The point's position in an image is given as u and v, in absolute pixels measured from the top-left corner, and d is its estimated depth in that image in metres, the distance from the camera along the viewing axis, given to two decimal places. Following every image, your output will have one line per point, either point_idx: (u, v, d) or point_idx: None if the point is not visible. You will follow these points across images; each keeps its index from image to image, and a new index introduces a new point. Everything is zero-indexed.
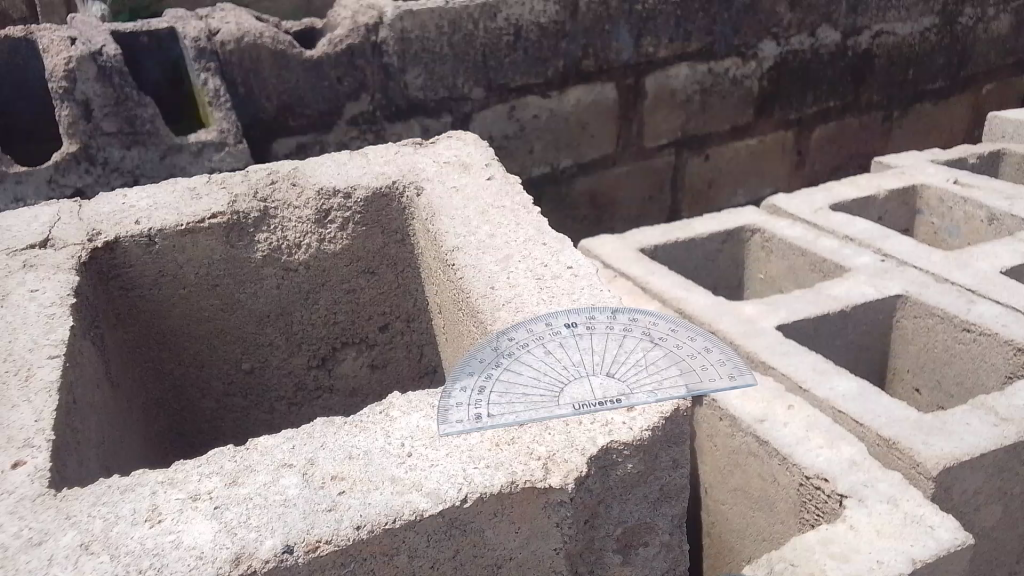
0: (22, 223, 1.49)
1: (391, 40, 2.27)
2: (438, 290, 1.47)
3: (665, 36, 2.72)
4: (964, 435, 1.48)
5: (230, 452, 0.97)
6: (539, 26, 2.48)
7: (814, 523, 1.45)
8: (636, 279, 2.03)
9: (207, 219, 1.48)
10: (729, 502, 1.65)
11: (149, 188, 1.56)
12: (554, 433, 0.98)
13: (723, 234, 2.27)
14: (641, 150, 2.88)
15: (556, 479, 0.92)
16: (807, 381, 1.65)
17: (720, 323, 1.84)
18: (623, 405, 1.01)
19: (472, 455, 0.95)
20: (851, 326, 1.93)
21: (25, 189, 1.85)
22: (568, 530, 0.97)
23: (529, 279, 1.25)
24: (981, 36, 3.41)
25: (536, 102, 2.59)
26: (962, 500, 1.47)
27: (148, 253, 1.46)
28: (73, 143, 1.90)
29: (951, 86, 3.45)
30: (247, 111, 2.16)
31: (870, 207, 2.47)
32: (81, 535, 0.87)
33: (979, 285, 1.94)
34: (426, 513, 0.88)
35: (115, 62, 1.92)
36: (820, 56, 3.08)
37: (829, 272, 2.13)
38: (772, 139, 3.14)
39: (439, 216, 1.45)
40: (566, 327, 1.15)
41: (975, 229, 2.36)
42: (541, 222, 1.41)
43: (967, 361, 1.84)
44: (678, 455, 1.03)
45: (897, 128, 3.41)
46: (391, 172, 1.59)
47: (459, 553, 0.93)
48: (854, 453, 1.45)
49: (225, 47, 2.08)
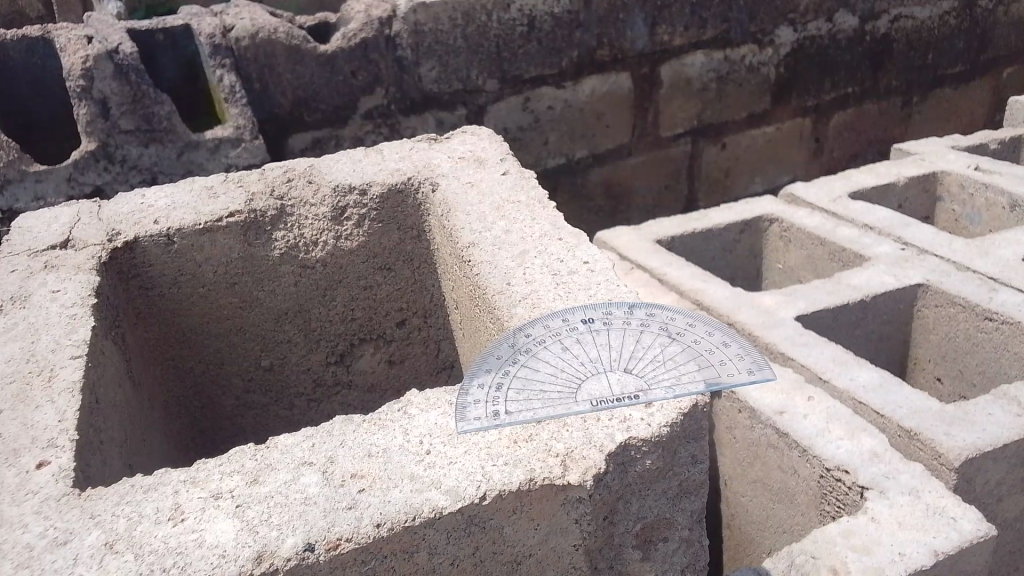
0: (43, 223, 1.50)
1: (404, 32, 2.27)
2: (454, 285, 1.47)
3: (680, 23, 2.70)
4: (986, 425, 1.47)
5: (252, 451, 0.98)
6: (553, 16, 2.47)
7: (834, 515, 1.44)
8: (653, 270, 2.03)
9: (225, 218, 1.49)
10: (749, 494, 1.65)
11: (167, 188, 1.57)
12: (572, 430, 0.97)
13: (741, 224, 2.26)
14: (656, 139, 2.86)
15: (575, 476, 0.92)
16: (827, 371, 1.64)
17: (738, 314, 1.83)
18: (641, 401, 1.00)
19: (490, 452, 0.95)
20: (871, 316, 1.91)
21: (45, 187, 1.87)
22: (588, 527, 0.97)
23: (545, 275, 1.25)
24: (1003, 19, 3.35)
25: (550, 93, 2.58)
26: (985, 491, 1.46)
27: (167, 252, 1.47)
28: (92, 141, 1.92)
29: (971, 70, 3.40)
30: (263, 106, 2.17)
31: (890, 194, 2.44)
32: (105, 535, 0.88)
33: (1001, 273, 1.92)
34: (446, 511, 0.89)
35: (131, 61, 1.94)
36: (838, 41, 3.05)
37: (848, 260, 2.11)
38: (789, 126, 3.12)
39: (455, 212, 1.45)
40: (583, 323, 1.14)
41: (997, 215, 2.33)
42: (556, 217, 1.41)
43: (990, 350, 1.82)
44: (697, 450, 1.02)
45: (917, 114, 3.37)
46: (406, 168, 1.59)
47: (478, 549, 0.93)
48: (874, 443, 1.44)
49: (240, 43, 2.09)
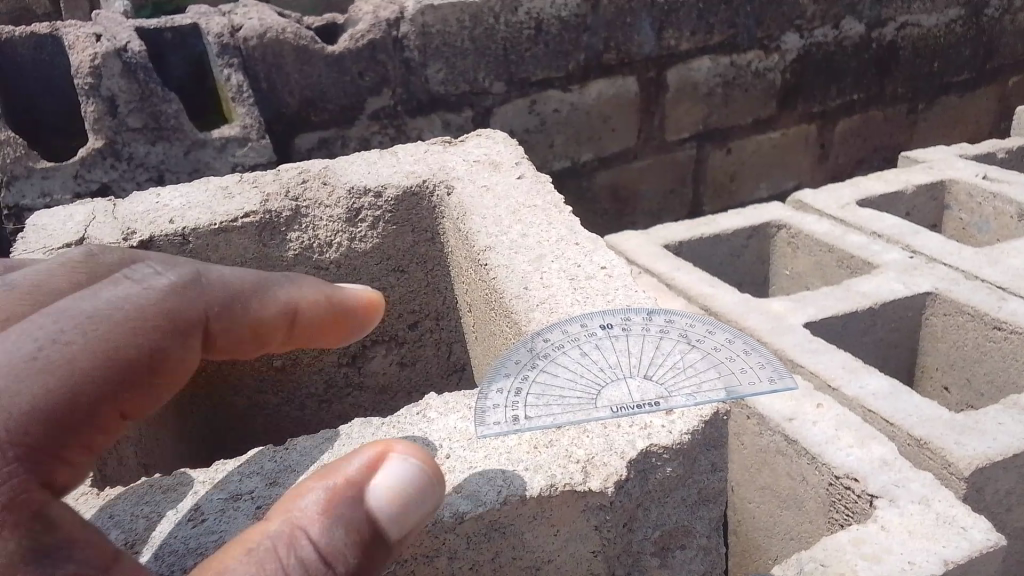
0: (57, 222, 1.50)
1: (411, 34, 2.26)
2: (469, 289, 1.48)
3: (687, 28, 2.69)
4: (997, 435, 1.46)
5: (271, 452, 0.98)
6: (560, 19, 2.46)
7: (843, 523, 1.44)
8: (661, 275, 2.03)
9: (240, 218, 1.49)
10: (756, 500, 1.65)
11: (182, 187, 1.58)
12: (592, 437, 0.97)
13: (749, 230, 2.26)
14: (663, 143, 2.87)
15: (596, 483, 0.92)
16: (837, 379, 1.64)
17: (746, 320, 1.83)
18: (662, 408, 0.99)
19: (511, 457, 0.95)
20: (879, 325, 1.92)
21: (52, 184, 1.88)
22: (607, 534, 0.97)
23: (563, 279, 1.25)
24: (1009, 27, 3.34)
25: (557, 96, 2.58)
26: (995, 500, 1.46)
27: (181, 252, 1.47)
28: (99, 139, 1.92)
29: (978, 78, 3.40)
30: (271, 106, 2.17)
31: (898, 202, 2.44)
32: (124, 535, 0.88)
33: (1010, 282, 1.92)
34: (467, 516, 0.89)
35: (140, 59, 1.94)
36: (844, 48, 3.05)
37: (857, 268, 2.11)
38: (795, 132, 3.12)
39: (471, 215, 1.45)
40: (602, 328, 1.14)
41: (1005, 224, 2.33)
42: (572, 221, 1.41)
43: (998, 359, 1.81)
44: (717, 459, 1.02)
45: (923, 121, 3.37)
46: (422, 171, 1.59)
47: (498, 554, 0.94)
48: (885, 452, 1.44)
49: (248, 43, 2.08)
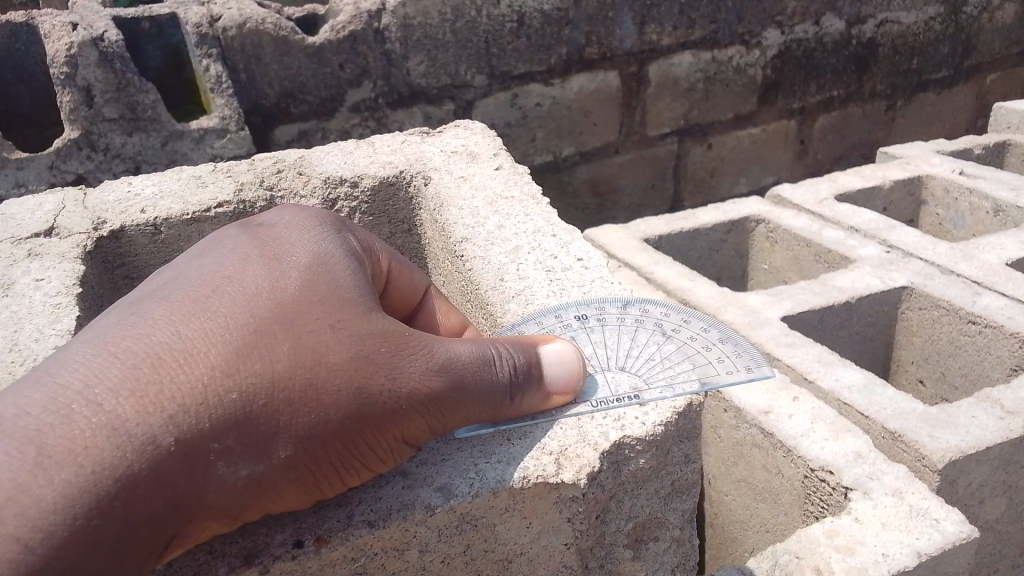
0: (27, 211, 1.48)
1: (393, 26, 2.24)
2: (444, 280, 1.46)
3: (668, 23, 2.69)
4: (970, 428, 1.48)
5: None
6: (542, 13, 2.45)
7: (817, 516, 1.44)
8: (640, 269, 2.02)
9: (214, 208, 1.47)
10: (731, 493, 1.66)
11: (155, 176, 1.55)
12: (566, 428, 0.96)
13: (727, 225, 2.26)
14: (643, 137, 2.86)
15: (569, 475, 0.91)
16: (813, 372, 1.64)
17: (724, 314, 1.83)
18: (636, 401, 0.99)
19: (483, 449, 0.94)
20: (855, 319, 1.92)
21: (26, 175, 1.85)
22: (580, 526, 0.97)
23: (538, 271, 1.24)
24: (987, 25, 3.37)
25: (538, 90, 2.58)
26: (967, 493, 1.47)
27: (153, 242, 1.45)
28: (74, 129, 1.89)
29: (955, 76, 3.42)
30: (249, 97, 2.14)
31: (876, 197, 2.46)
32: None
33: (985, 277, 1.93)
34: (438, 508, 0.88)
35: (115, 49, 1.89)
36: (824, 44, 3.06)
37: (833, 262, 2.12)
38: (775, 127, 3.13)
39: (447, 207, 1.44)
40: (577, 319, 1.12)
41: (980, 220, 2.35)
42: (550, 212, 1.40)
43: (972, 354, 1.83)
44: (690, 450, 1.02)
45: (901, 118, 3.39)
46: (399, 161, 1.58)
47: (470, 548, 0.93)
48: (859, 444, 1.44)
49: (227, 32, 2.05)
